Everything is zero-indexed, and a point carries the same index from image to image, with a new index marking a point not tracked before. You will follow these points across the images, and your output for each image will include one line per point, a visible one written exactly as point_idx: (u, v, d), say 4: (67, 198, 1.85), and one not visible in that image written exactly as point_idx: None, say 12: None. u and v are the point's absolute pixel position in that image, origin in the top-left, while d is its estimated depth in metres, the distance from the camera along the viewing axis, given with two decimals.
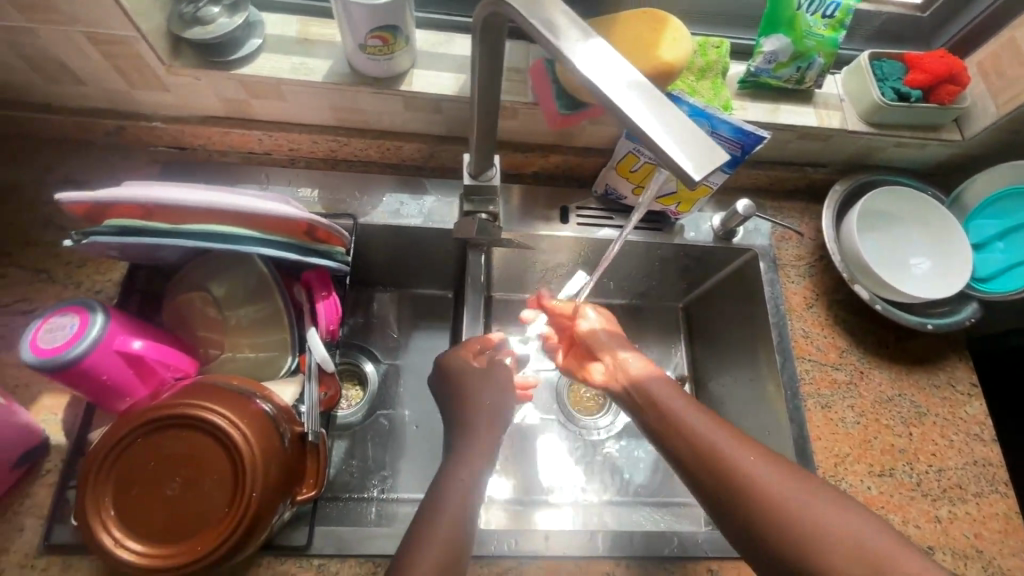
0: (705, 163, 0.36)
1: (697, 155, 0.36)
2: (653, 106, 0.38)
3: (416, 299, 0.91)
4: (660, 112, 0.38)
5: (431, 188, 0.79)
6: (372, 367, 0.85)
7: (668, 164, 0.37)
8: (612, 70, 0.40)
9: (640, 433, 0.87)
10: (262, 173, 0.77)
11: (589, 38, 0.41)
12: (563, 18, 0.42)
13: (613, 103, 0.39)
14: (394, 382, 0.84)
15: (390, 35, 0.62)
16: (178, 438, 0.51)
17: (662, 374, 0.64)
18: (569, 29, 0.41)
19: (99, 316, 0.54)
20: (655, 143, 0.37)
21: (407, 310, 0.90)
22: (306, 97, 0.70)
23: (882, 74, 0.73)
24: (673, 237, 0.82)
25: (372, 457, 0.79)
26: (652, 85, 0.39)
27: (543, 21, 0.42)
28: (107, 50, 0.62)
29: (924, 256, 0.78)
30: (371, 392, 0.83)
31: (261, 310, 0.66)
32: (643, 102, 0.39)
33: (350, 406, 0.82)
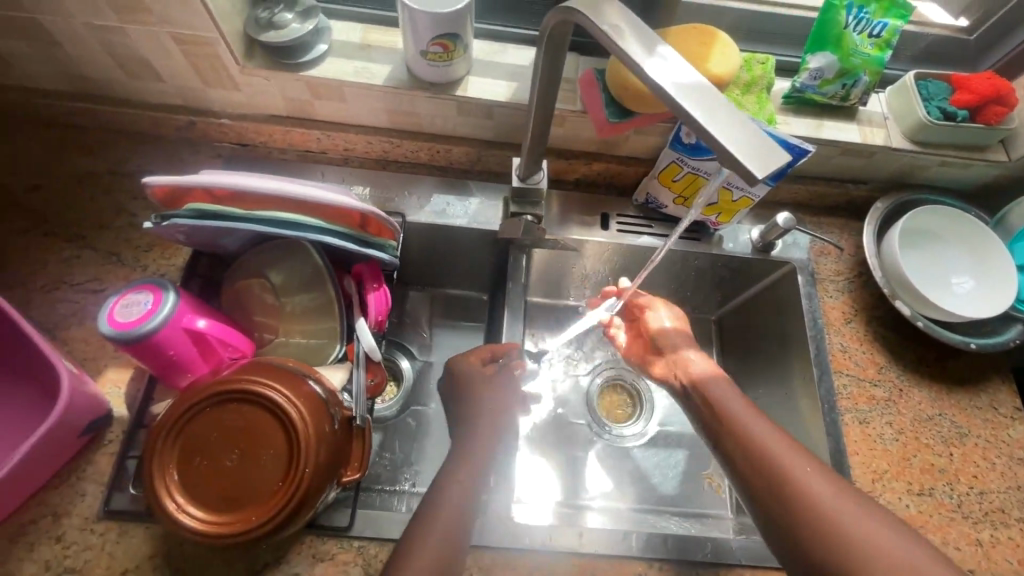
0: (767, 163, 0.38)
1: (761, 155, 0.38)
2: (717, 109, 0.40)
3: (449, 299, 0.93)
4: (724, 115, 0.40)
5: (476, 191, 0.82)
6: (408, 364, 0.87)
7: (734, 163, 0.38)
8: (678, 76, 0.42)
9: (669, 443, 0.88)
10: (318, 171, 0.81)
11: (656, 46, 0.43)
12: (630, 26, 0.45)
13: (676, 105, 0.41)
14: (428, 380, 0.86)
15: (451, 43, 0.66)
16: (239, 411, 0.54)
17: (722, 376, 0.67)
18: (636, 38, 0.44)
19: (171, 295, 0.58)
20: (718, 143, 0.39)
21: (440, 309, 0.92)
22: (365, 100, 0.74)
23: (928, 94, 0.74)
24: (711, 248, 0.83)
25: (406, 450, 0.81)
26: (714, 89, 0.41)
27: (613, 29, 0.44)
28: (189, 50, 0.67)
29: (966, 275, 0.78)
30: (405, 388, 0.85)
31: (315, 299, 0.68)
32: (706, 105, 0.41)
33: (385, 401, 0.83)
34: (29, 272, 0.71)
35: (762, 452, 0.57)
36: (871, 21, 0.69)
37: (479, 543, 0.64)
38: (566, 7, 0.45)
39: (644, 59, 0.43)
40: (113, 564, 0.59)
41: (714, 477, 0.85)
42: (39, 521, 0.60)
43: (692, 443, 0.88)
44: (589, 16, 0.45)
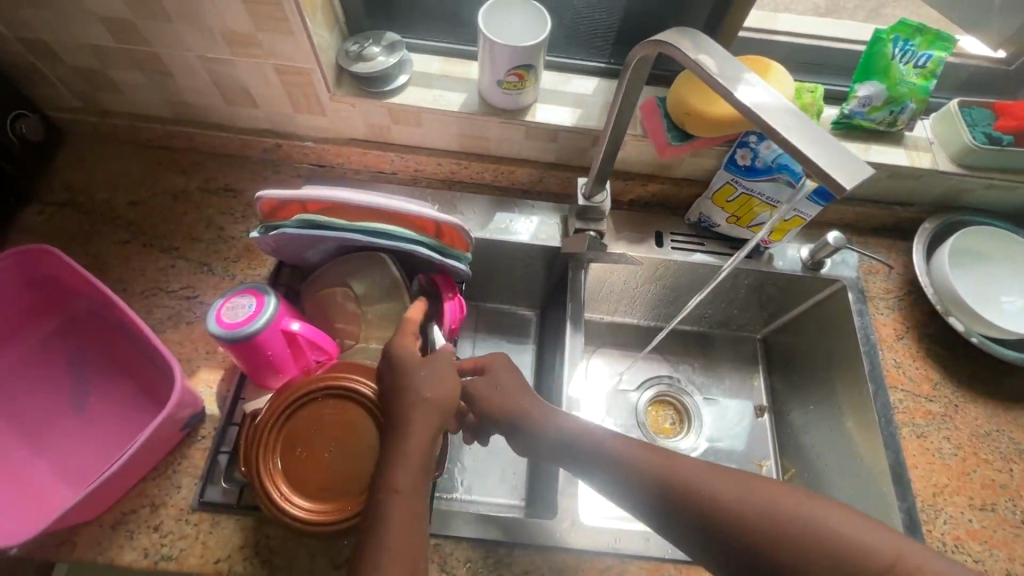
0: (851, 176, 0.43)
1: (846, 169, 0.43)
2: (799, 127, 0.45)
3: (493, 312, 0.96)
4: (808, 134, 0.45)
5: (536, 209, 0.86)
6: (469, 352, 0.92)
7: (820, 175, 0.43)
8: (765, 98, 0.47)
9: (722, 458, 0.88)
10: (390, 190, 0.87)
11: (743, 72, 0.48)
12: (714, 55, 0.50)
13: (764, 123, 0.45)
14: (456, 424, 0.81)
15: (525, 73, 0.71)
16: (334, 406, 0.59)
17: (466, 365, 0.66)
18: (723, 67, 0.49)
19: (272, 298, 0.63)
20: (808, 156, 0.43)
21: (487, 322, 0.95)
22: (440, 126, 0.80)
23: (972, 120, 0.77)
24: (762, 264, 0.87)
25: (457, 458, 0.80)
26: (798, 111, 0.46)
27: (701, 58, 0.49)
28: (288, 79, 0.74)
29: (1015, 295, 0.80)
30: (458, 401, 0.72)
31: (395, 307, 0.72)
32: (792, 124, 0.45)
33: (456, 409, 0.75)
34: (131, 279, 0.77)
35: None
36: (916, 52, 0.74)
37: (549, 545, 0.66)
38: (656, 41, 0.51)
39: (732, 85, 0.48)
40: (206, 553, 0.62)
41: None
42: (138, 511, 0.64)
43: (742, 460, 0.88)
44: (678, 48, 0.50)
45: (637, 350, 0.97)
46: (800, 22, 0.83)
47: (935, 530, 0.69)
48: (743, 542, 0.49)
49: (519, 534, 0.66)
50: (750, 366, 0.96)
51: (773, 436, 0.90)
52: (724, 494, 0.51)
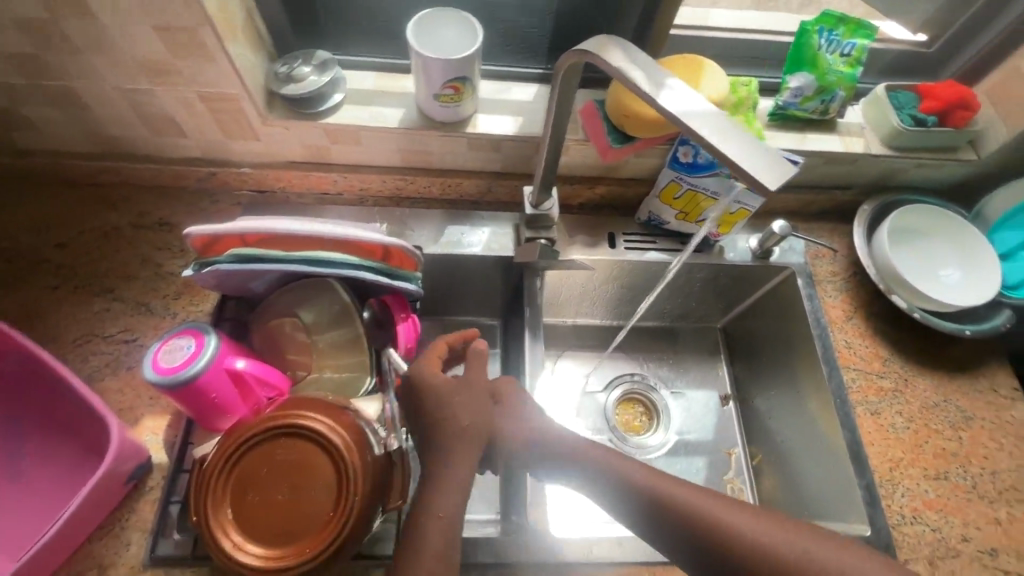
0: (775, 178, 0.43)
1: (770, 170, 0.43)
2: (723, 130, 0.45)
3: (458, 325, 0.94)
4: (731, 137, 0.45)
5: (486, 220, 0.85)
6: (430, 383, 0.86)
7: (747, 178, 0.43)
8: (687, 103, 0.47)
9: (691, 452, 0.89)
10: (335, 211, 0.84)
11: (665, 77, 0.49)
12: (637, 62, 0.50)
13: (689, 129, 0.46)
14: None
15: (462, 85, 0.71)
16: (284, 446, 0.56)
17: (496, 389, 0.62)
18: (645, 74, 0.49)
19: (212, 337, 0.60)
20: (734, 161, 0.44)
21: None
22: (380, 142, 0.78)
23: (899, 103, 0.80)
24: (714, 258, 0.88)
25: None
26: (722, 114, 0.47)
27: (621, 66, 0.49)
28: (215, 106, 0.71)
29: (953, 267, 0.83)
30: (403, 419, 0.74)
31: (345, 333, 0.71)
32: (716, 129, 0.46)
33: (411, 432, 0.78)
34: (63, 327, 0.73)
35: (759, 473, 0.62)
36: (841, 41, 0.76)
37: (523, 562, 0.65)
38: (579, 50, 0.51)
39: (655, 91, 0.48)
40: None
41: (736, 482, 0.87)
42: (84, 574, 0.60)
43: (711, 450, 0.90)
44: (601, 56, 0.50)
45: (602, 350, 0.97)
46: (729, 16, 0.84)
47: (894, 504, 0.71)
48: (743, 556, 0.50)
49: (492, 553, 0.65)
50: (713, 357, 0.98)
51: (740, 425, 0.92)
52: (692, 499, 0.53)
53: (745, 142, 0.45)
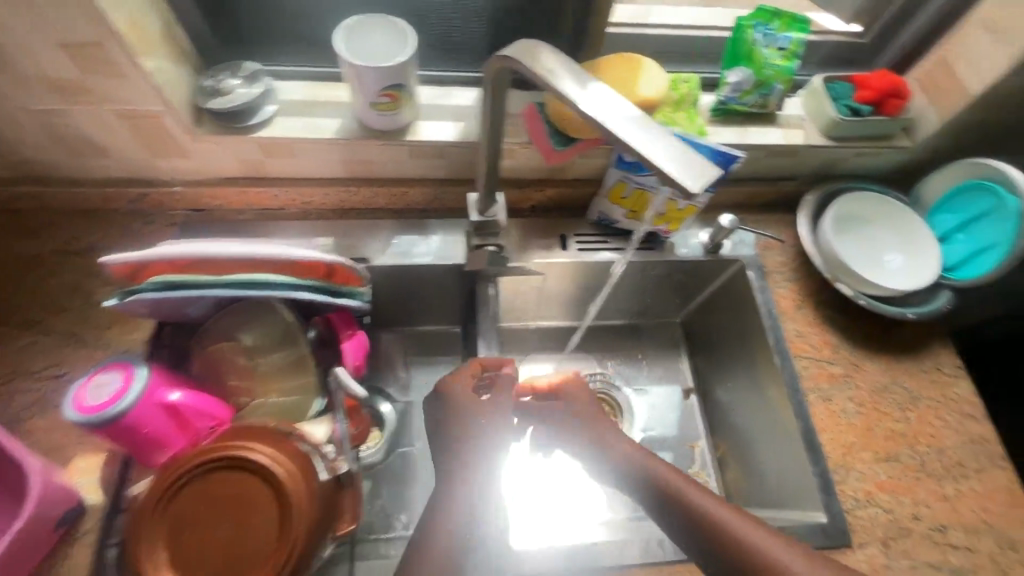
0: (698, 179, 0.43)
1: (692, 172, 0.43)
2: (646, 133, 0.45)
3: (419, 335, 0.93)
4: (653, 139, 0.45)
5: (436, 228, 0.84)
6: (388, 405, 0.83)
7: (670, 181, 0.43)
8: (611, 107, 0.46)
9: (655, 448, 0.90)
10: (277, 227, 0.82)
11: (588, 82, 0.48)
12: (558, 64, 0.49)
13: (612, 133, 0.45)
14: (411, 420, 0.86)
15: (398, 93, 0.69)
16: (224, 480, 0.54)
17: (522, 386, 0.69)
18: (570, 78, 0.48)
19: (143, 370, 0.57)
20: (656, 164, 0.43)
21: (412, 348, 0.92)
22: (318, 154, 0.75)
23: (836, 95, 0.81)
24: (665, 255, 0.88)
25: (397, 494, 0.80)
26: (645, 116, 0.46)
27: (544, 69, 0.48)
28: (137, 124, 0.67)
29: (896, 252, 0.84)
30: (388, 432, 0.81)
31: (287, 355, 0.69)
32: (639, 131, 0.45)
33: (371, 448, 0.80)
34: None
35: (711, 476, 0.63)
36: (776, 35, 0.77)
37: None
38: (500, 54, 0.49)
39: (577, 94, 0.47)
40: None
41: (703, 474, 0.88)
42: None
43: (676, 445, 0.90)
44: (522, 60, 0.49)
45: (563, 351, 0.96)
46: (666, 12, 0.84)
47: (848, 488, 0.73)
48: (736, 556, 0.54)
49: None
50: (673, 352, 0.98)
51: (703, 417, 0.93)
52: (694, 496, 0.58)
53: (668, 143, 0.45)
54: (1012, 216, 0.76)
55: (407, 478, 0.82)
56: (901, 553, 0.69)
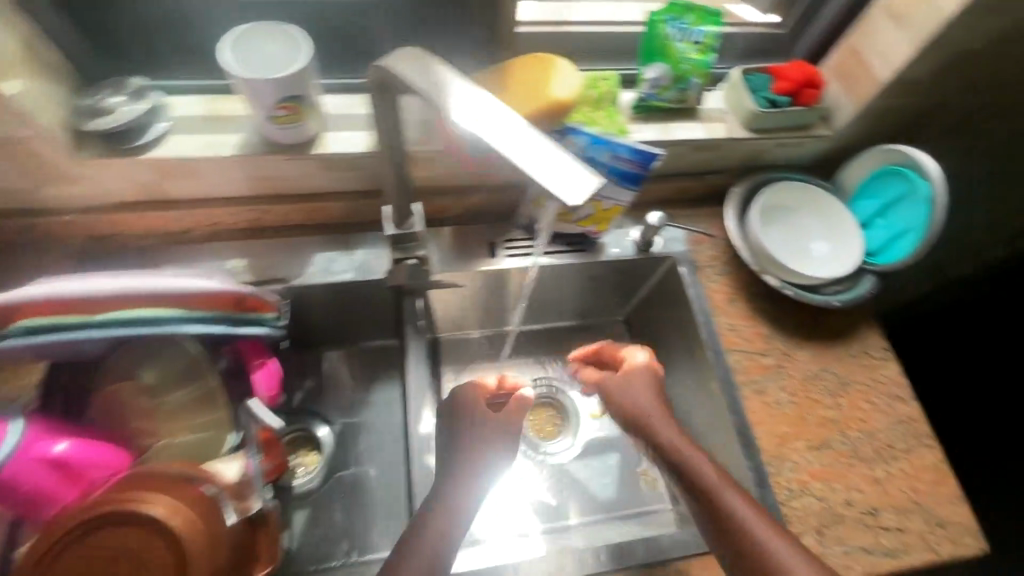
0: (575, 192, 0.40)
1: (571, 184, 0.41)
2: (527, 143, 0.42)
3: (363, 352, 0.90)
4: (533, 150, 0.42)
5: (359, 243, 0.81)
6: (327, 429, 0.84)
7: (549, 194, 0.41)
8: (491, 114, 0.43)
9: (601, 449, 0.91)
10: (186, 251, 0.77)
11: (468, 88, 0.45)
12: (433, 71, 0.46)
13: (489, 143, 0.42)
14: (352, 441, 0.84)
15: (297, 105, 0.64)
16: (114, 535, 0.49)
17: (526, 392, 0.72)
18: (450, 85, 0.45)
19: (17, 424, 0.52)
20: (532, 177, 0.41)
21: (358, 364, 0.89)
22: (220, 173, 0.71)
23: (754, 87, 0.81)
24: (598, 256, 0.87)
25: (345, 521, 0.78)
26: (523, 123, 0.43)
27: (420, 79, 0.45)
28: (7, 151, 0.61)
29: (822, 240, 0.85)
30: (327, 455, 0.82)
31: (194, 391, 0.65)
32: (516, 142, 0.42)
33: (307, 472, 0.81)
34: None
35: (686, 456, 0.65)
36: (691, 30, 0.76)
37: None
38: (375, 64, 0.47)
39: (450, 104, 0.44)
40: None
41: (648, 472, 0.90)
42: None
43: (621, 444, 0.92)
44: (396, 71, 0.46)
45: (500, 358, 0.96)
46: (579, 7, 0.81)
47: (783, 479, 0.73)
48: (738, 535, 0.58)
49: None
50: (615, 351, 0.99)
51: None
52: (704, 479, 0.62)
53: (548, 152, 0.42)
54: (926, 200, 0.77)
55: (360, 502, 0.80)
56: (835, 540, 0.70)
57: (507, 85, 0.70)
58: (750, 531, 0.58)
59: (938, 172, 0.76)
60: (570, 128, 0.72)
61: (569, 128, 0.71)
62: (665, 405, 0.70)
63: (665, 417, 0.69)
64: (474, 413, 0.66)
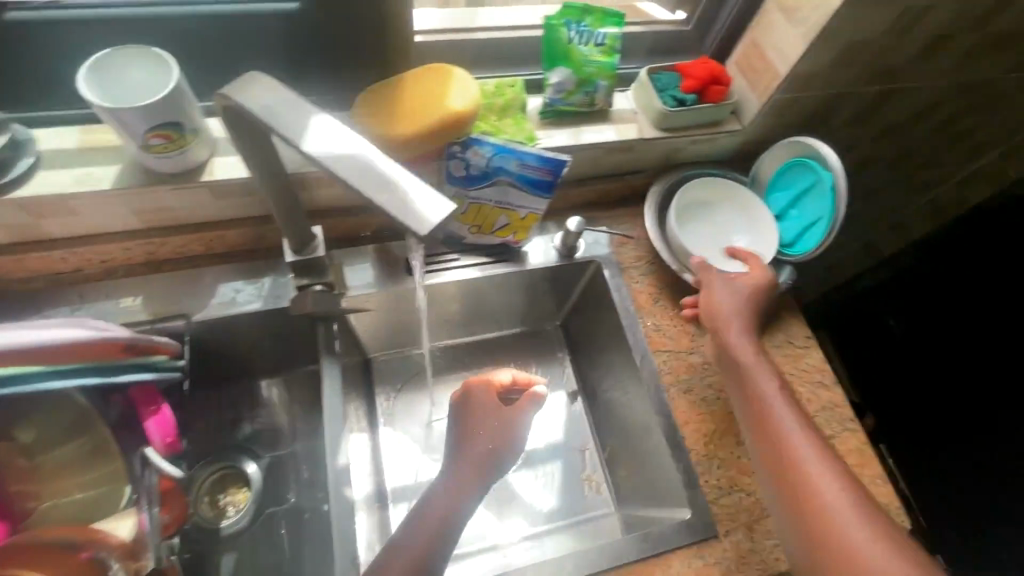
0: (430, 221, 0.38)
1: (426, 211, 0.39)
2: (379, 172, 0.40)
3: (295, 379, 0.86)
4: (386, 178, 0.40)
5: (268, 271, 0.77)
6: (255, 465, 0.80)
7: (403, 223, 0.39)
8: (342, 143, 0.41)
9: (545, 457, 0.89)
10: (74, 292, 0.72)
11: (320, 116, 0.43)
12: (280, 100, 0.43)
13: (338, 173, 0.40)
14: (283, 474, 0.80)
15: (174, 132, 0.60)
16: None
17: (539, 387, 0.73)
18: (298, 114, 0.42)
19: None
20: (384, 206, 0.39)
21: (301, 395, 0.85)
22: (101, 207, 0.66)
23: (662, 86, 0.81)
24: (523, 265, 0.85)
25: (278, 560, 0.75)
26: (375, 152, 0.41)
27: (266, 109, 0.43)
28: None
29: (742, 234, 0.85)
30: (256, 492, 0.78)
31: (83, 445, 0.61)
32: (371, 169, 0.40)
33: (237, 511, 0.77)
34: None
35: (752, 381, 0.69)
36: (592, 31, 0.75)
37: None
38: (218, 93, 0.43)
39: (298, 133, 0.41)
40: None
41: (593, 477, 0.88)
42: None
43: (564, 452, 0.90)
44: (236, 101, 0.43)
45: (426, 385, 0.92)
46: (481, 14, 0.80)
47: (711, 478, 0.73)
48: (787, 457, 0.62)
49: None
50: (553, 356, 0.98)
51: (589, 419, 0.93)
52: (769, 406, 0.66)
53: (402, 182, 0.40)
54: (829, 190, 0.78)
55: (289, 541, 0.76)
56: (765, 534, 0.71)
57: (402, 98, 0.68)
58: (783, 436, 0.64)
59: (836, 161, 0.77)
60: (473, 139, 0.70)
61: (472, 139, 0.70)
62: (752, 323, 0.74)
63: (745, 334, 0.73)
64: (485, 410, 0.68)
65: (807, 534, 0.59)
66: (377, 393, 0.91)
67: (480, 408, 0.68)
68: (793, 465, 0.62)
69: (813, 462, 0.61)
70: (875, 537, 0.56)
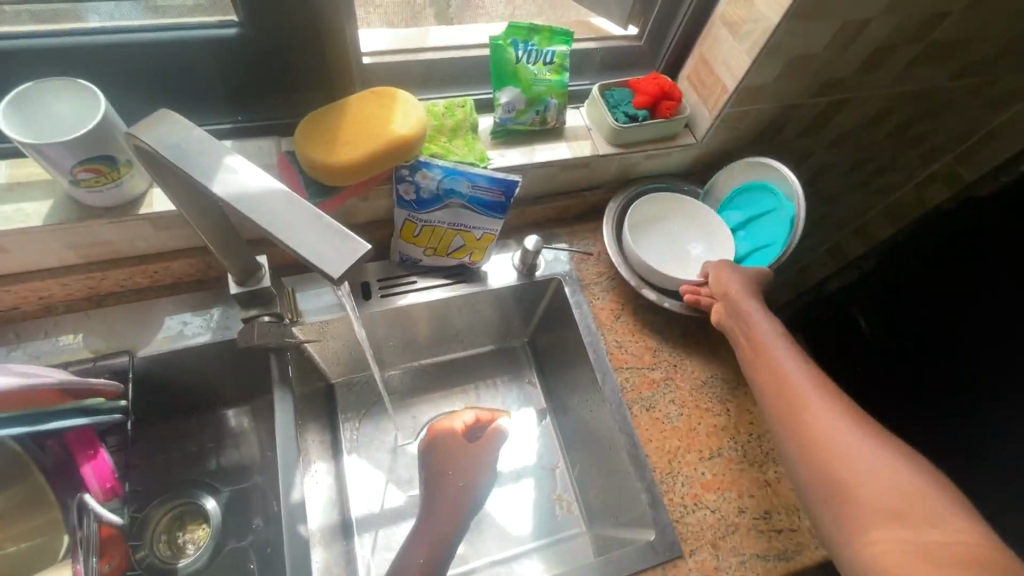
0: (336, 262, 0.39)
1: (333, 253, 0.39)
2: (286, 211, 0.41)
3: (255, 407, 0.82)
4: (296, 216, 0.41)
5: (217, 302, 0.75)
6: (213, 501, 0.76)
7: (311, 264, 0.39)
8: (251, 183, 0.43)
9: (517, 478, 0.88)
10: (11, 331, 0.69)
11: (231, 157, 0.44)
12: (191, 140, 0.44)
13: (247, 215, 0.41)
14: (241, 509, 0.77)
15: (105, 166, 0.58)
16: None
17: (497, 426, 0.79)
18: (210, 156, 0.44)
19: None
20: (291, 247, 0.39)
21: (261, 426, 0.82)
22: (34, 244, 0.64)
23: (614, 102, 0.81)
24: (483, 285, 0.84)
25: None
26: (282, 190, 0.42)
27: (176, 152, 0.44)
28: None
29: (699, 246, 0.85)
30: (214, 531, 0.74)
31: (13, 495, 0.58)
32: (279, 210, 0.41)
33: (195, 549, 0.73)
34: None
35: (753, 329, 0.70)
36: (539, 50, 0.75)
37: None
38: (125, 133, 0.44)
39: (208, 177, 0.43)
40: None
41: (563, 496, 0.87)
42: None
43: (533, 472, 0.89)
44: (142, 141, 0.44)
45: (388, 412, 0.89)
46: (430, 36, 0.79)
47: (676, 495, 0.73)
48: (787, 398, 0.63)
49: None
50: (520, 374, 0.96)
51: (558, 437, 0.91)
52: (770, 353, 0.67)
53: (312, 218, 0.41)
54: (787, 220, 0.79)
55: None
56: (730, 551, 0.70)
57: (346, 122, 0.67)
58: (789, 380, 0.64)
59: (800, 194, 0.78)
60: (422, 161, 0.69)
61: (420, 162, 0.69)
62: (753, 285, 0.74)
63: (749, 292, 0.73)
64: (453, 445, 0.74)
65: (812, 466, 0.59)
66: (341, 421, 0.89)
67: (447, 447, 0.74)
68: (795, 404, 0.62)
69: (816, 401, 0.61)
70: (878, 469, 0.56)
